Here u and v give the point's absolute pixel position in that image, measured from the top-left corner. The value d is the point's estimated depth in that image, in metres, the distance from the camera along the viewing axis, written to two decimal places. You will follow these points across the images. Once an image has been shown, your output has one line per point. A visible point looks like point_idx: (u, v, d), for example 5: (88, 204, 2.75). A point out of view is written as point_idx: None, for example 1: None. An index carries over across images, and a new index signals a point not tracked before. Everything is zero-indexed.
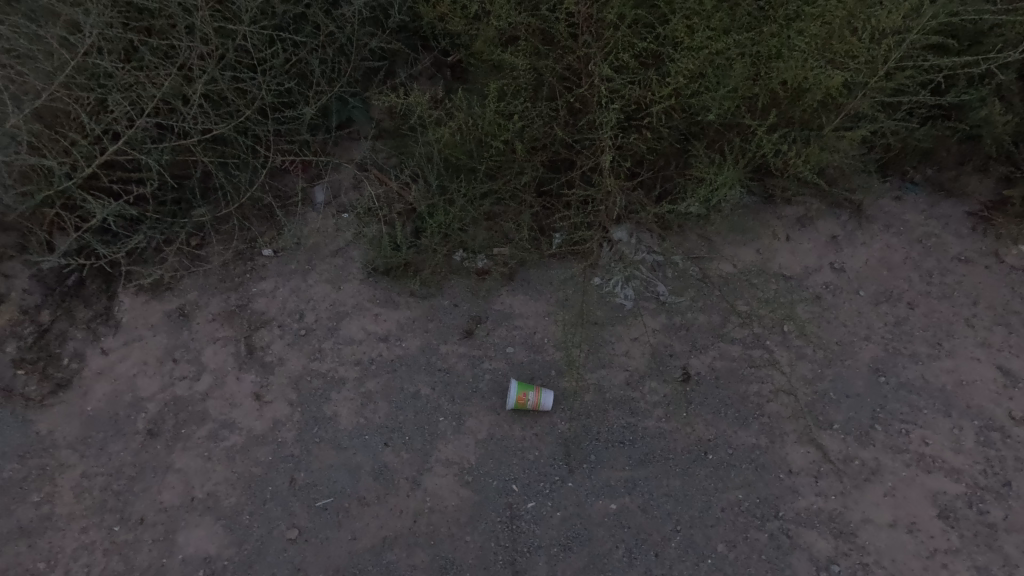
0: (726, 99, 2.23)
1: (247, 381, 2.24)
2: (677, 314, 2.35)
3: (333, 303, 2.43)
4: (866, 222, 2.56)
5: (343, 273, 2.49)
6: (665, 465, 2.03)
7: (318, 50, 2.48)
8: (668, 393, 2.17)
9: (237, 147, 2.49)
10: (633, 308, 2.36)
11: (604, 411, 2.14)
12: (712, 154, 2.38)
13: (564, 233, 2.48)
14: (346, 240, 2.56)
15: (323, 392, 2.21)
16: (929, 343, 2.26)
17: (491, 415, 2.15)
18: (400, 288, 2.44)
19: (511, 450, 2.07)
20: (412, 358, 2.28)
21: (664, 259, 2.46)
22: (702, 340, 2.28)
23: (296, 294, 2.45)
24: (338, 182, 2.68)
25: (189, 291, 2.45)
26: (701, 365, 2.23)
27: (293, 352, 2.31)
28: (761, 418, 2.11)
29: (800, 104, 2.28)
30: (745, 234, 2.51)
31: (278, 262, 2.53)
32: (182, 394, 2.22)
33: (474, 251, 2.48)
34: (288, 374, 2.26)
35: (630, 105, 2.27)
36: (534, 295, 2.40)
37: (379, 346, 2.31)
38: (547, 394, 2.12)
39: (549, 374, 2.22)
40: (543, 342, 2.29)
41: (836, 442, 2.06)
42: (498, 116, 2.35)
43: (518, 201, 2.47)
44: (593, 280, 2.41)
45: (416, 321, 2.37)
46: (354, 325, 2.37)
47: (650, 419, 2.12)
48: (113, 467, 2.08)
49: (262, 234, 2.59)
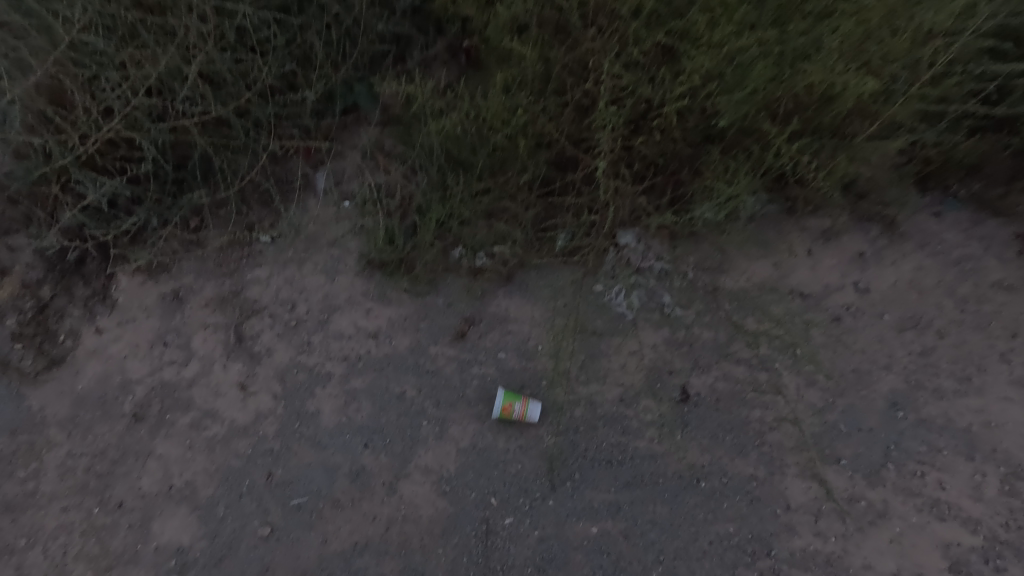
0: (745, 102, 2.05)
1: (233, 371, 2.22)
2: (681, 327, 2.22)
3: (326, 295, 2.38)
4: (898, 239, 2.36)
5: (339, 264, 2.44)
6: (652, 489, 1.93)
7: (322, 32, 2.40)
8: (662, 412, 2.05)
9: (237, 129, 2.44)
10: (634, 319, 2.24)
11: (594, 426, 2.04)
12: (727, 160, 2.20)
13: (567, 236, 2.34)
14: (344, 230, 2.50)
15: (307, 387, 2.17)
16: (957, 378, 2.08)
17: (476, 423, 2.07)
18: (394, 283, 2.37)
19: (492, 461, 1.99)
20: (400, 357, 2.22)
21: (672, 268, 2.31)
22: (705, 359, 2.15)
23: (290, 284, 2.41)
24: (341, 169, 2.60)
25: (184, 274, 2.42)
26: (702, 386, 2.10)
27: (281, 343, 2.28)
28: (761, 448, 1.98)
29: (830, 110, 2.07)
30: (762, 247, 2.35)
31: (274, 250, 2.48)
32: (170, 379, 2.21)
33: (474, 248, 2.37)
34: (275, 366, 2.23)
35: (639, 104, 2.11)
36: (530, 299, 2.29)
37: (368, 343, 2.26)
38: (534, 406, 2.04)
39: (539, 385, 2.13)
40: (536, 350, 2.19)
41: (840, 478, 1.92)
42: (501, 110, 2.22)
43: (519, 200, 2.34)
44: (594, 286, 2.29)
45: (408, 319, 2.30)
46: (345, 320, 2.31)
47: (641, 439, 2.01)
48: (97, 448, 2.08)
49: (261, 220, 2.53)
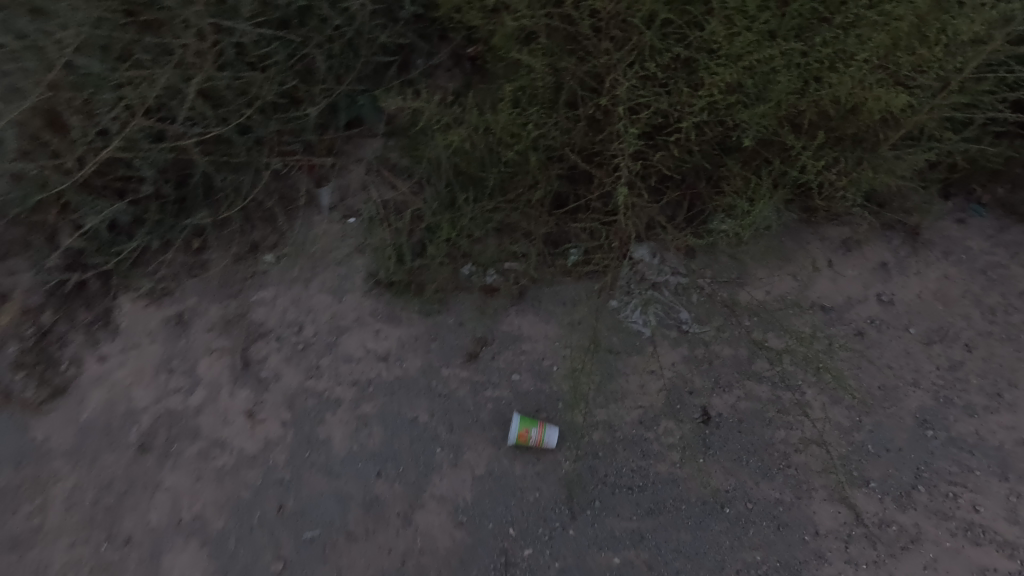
0: (769, 114, 1.97)
1: (241, 398, 2.17)
2: (699, 344, 2.15)
3: (333, 316, 2.32)
4: (922, 247, 2.29)
5: (346, 283, 2.38)
6: (676, 516, 1.87)
7: (323, 45, 2.33)
8: (683, 434, 1.99)
9: (239, 147, 2.37)
10: (652, 336, 2.17)
11: (613, 450, 1.98)
12: (746, 173, 2.13)
13: (581, 250, 2.29)
14: (351, 247, 2.43)
15: (317, 413, 2.12)
16: (987, 394, 2.02)
17: (491, 449, 2.01)
18: (403, 303, 2.31)
19: (509, 489, 1.94)
20: (412, 380, 2.16)
21: (689, 281, 2.24)
22: (725, 377, 2.09)
23: (297, 305, 2.35)
24: (345, 184, 2.54)
25: (188, 296, 2.36)
26: (723, 406, 2.04)
27: (289, 367, 2.22)
28: (787, 470, 1.92)
29: (854, 121, 2.00)
30: (782, 258, 2.28)
31: (279, 269, 2.42)
32: (176, 407, 2.16)
33: (484, 265, 2.31)
34: (283, 392, 2.18)
35: (655, 119, 2.03)
36: (544, 317, 2.24)
37: (378, 365, 2.20)
38: (551, 431, 1.98)
39: (555, 407, 2.07)
40: (551, 370, 2.13)
41: (869, 501, 1.86)
42: (512, 124, 2.16)
43: (530, 215, 2.28)
44: (610, 302, 2.23)
45: (419, 340, 2.24)
46: (353, 342, 2.26)
47: (662, 463, 1.95)
48: (104, 481, 2.03)
49: (264, 238, 2.47)
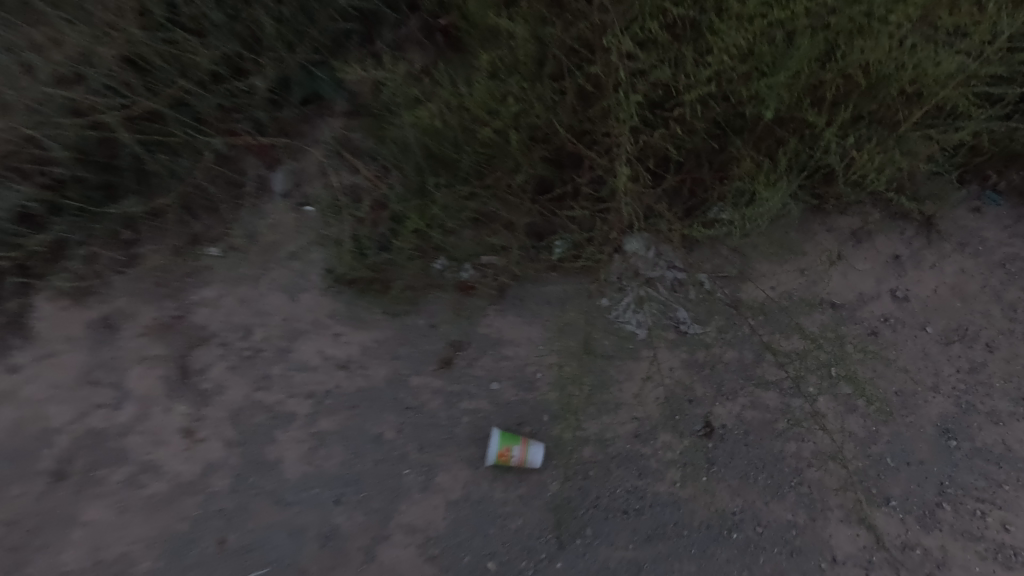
0: (786, 87, 1.75)
1: (176, 414, 1.88)
2: (698, 347, 1.95)
3: (287, 318, 2.05)
4: (937, 238, 2.10)
5: (302, 281, 2.11)
6: (675, 543, 1.65)
7: (272, 8, 2.04)
8: (684, 449, 1.78)
9: (178, 125, 2.07)
10: (648, 337, 1.97)
11: (605, 469, 1.76)
12: (754, 154, 1.91)
13: (567, 242, 2.08)
14: (309, 241, 2.17)
15: (267, 431, 1.86)
16: (1012, 399, 1.85)
17: (467, 469, 1.78)
18: (367, 303, 2.04)
19: (489, 516, 1.70)
20: (377, 392, 1.91)
21: (688, 276, 2.05)
22: (729, 384, 1.89)
23: (246, 306, 2.07)
24: (301, 169, 2.25)
25: (117, 297, 2.05)
26: (727, 416, 1.83)
27: (235, 377, 1.94)
28: (799, 488, 1.72)
29: (874, 96, 1.81)
30: (787, 251, 2.08)
31: (225, 265, 2.14)
32: (98, 426, 1.85)
33: (459, 259, 2.07)
34: (227, 407, 1.89)
35: (657, 91, 1.79)
36: (527, 318, 2.02)
37: (338, 374, 1.94)
38: (535, 448, 1.75)
39: (540, 420, 1.84)
40: (536, 377, 1.91)
41: (891, 522, 1.67)
42: (490, 98, 1.88)
43: (511, 204, 2.02)
44: (601, 301, 2.01)
45: (385, 345, 1.98)
46: (309, 348, 1.99)
47: (661, 483, 1.73)
48: (8, 516, 1.70)
49: (208, 230, 2.18)
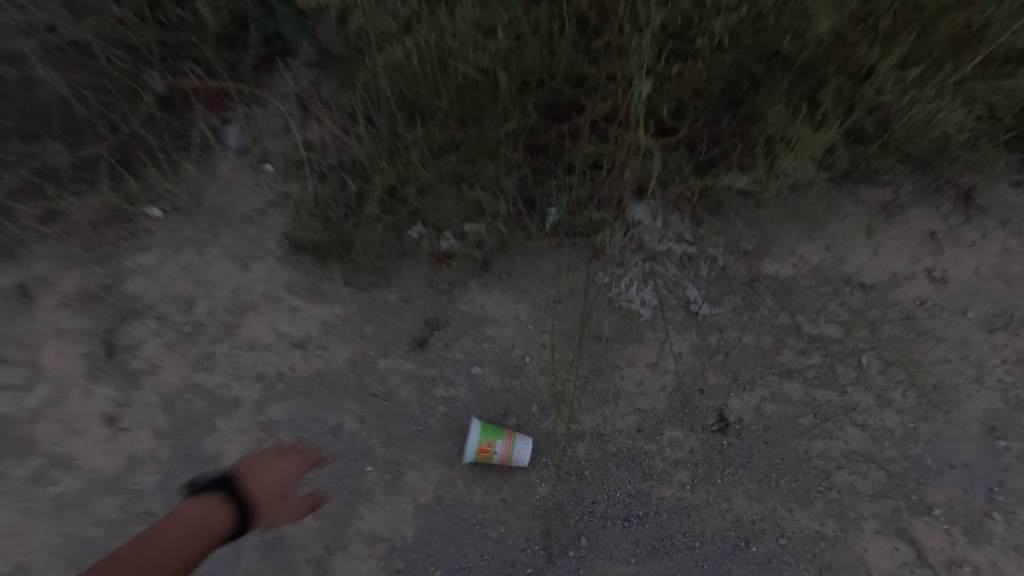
0: (834, 15, 1.46)
1: (98, 398, 1.60)
2: (710, 330, 1.69)
3: (236, 289, 1.76)
4: (977, 214, 1.81)
5: (257, 247, 1.82)
6: (684, 558, 1.42)
7: None
8: (694, 447, 1.53)
9: (115, 66, 1.77)
10: (652, 319, 1.70)
11: (603, 469, 1.52)
12: (787, 102, 1.64)
13: (562, 208, 1.79)
14: (264, 201, 1.88)
15: (206, 420, 1.58)
16: None
17: (443, 467, 1.53)
18: (329, 274, 1.76)
19: (464, 524, 1.48)
20: (338, 376, 1.63)
21: (698, 251, 1.79)
22: (746, 373, 1.63)
23: (188, 275, 1.78)
24: (260, 120, 1.93)
25: (36, 261, 1.76)
26: (744, 409, 1.58)
27: (171, 357, 1.65)
28: (827, 494, 1.48)
29: (938, 30, 1.51)
30: (811, 224, 1.81)
31: (166, 228, 1.84)
32: (4, 411, 1.59)
33: (437, 226, 1.79)
34: (159, 390, 1.61)
35: (679, 18, 1.49)
36: (515, 293, 1.75)
37: (293, 355, 1.66)
38: (522, 442, 1.49)
39: (527, 412, 1.59)
40: (523, 363, 1.65)
41: (933, 535, 1.44)
42: (474, 29, 1.56)
43: (500, 159, 1.74)
44: (599, 276, 1.75)
45: (349, 323, 1.71)
46: (261, 324, 1.71)
47: (668, 485, 1.50)
48: None
49: (147, 187, 1.87)
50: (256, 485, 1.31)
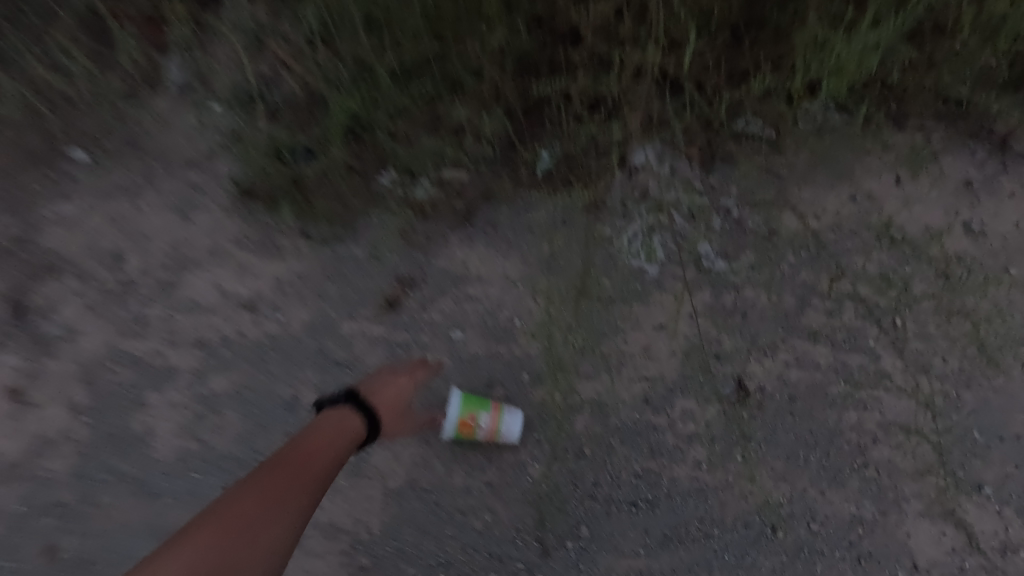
0: None
1: (3, 368, 1.35)
2: (725, 288, 1.47)
3: (174, 244, 1.49)
4: (1015, 160, 1.60)
5: (199, 195, 1.55)
6: (703, 548, 1.25)
7: None
8: (711, 420, 1.33)
9: None
10: (660, 277, 1.48)
11: (606, 447, 1.30)
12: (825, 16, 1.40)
13: (556, 150, 1.54)
14: (208, 142, 1.60)
15: (134, 393, 1.34)
16: None
17: (420, 447, 1.29)
18: (285, 225, 1.51)
19: (444, 512, 1.26)
20: (295, 342, 1.39)
21: (705, 203, 1.54)
22: (767, 337, 1.41)
23: (116, 227, 1.51)
24: (206, 58, 1.58)
25: None
26: (767, 377, 1.37)
27: (94, 320, 1.40)
28: (862, 472, 1.29)
29: None
30: (833, 171, 1.58)
31: (91, 172, 1.56)
32: None
33: (412, 170, 1.52)
34: (79, 359, 1.36)
35: None
36: (500, 248, 1.50)
37: (240, 318, 1.41)
38: (512, 415, 1.27)
39: (517, 381, 1.37)
40: (512, 326, 1.42)
41: (985, 517, 1.27)
42: None
43: (484, 87, 1.47)
44: (598, 229, 1.51)
45: (308, 281, 1.46)
46: (202, 282, 1.45)
47: (682, 464, 1.29)
48: None
49: (69, 125, 1.58)
50: (380, 401, 1.15)
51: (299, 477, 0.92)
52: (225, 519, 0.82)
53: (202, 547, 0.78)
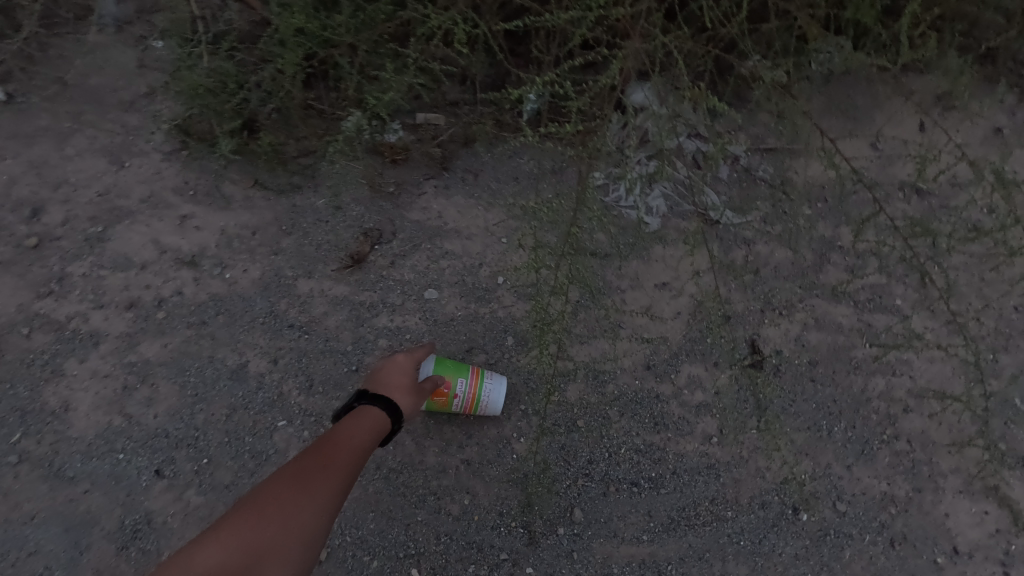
0: None
1: None
2: (735, 242, 1.30)
3: (102, 192, 1.29)
4: None
5: (134, 139, 1.35)
6: (715, 534, 1.07)
7: None
8: (720, 388, 1.16)
9: None
10: (662, 230, 1.31)
11: (602, 418, 1.14)
12: None
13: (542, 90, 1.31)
14: (145, 80, 1.40)
15: (53, 362, 1.15)
16: None
17: None
18: (233, 172, 1.32)
19: (415, 495, 1.09)
20: (244, 303, 1.21)
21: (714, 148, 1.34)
22: (783, 296, 1.25)
23: (36, 173, 1.30)
24: None
25: None
26: (782, 339, 1.22)
27: (7, 279, 1.21)
28: (891, 444, 1.13)
29: None
30: (854, 117, 1.38)
31: (9, 112, 1.35)
32: None
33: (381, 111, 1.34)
34: None
35: None
36: (480, 199, 1.32)
37: (180, 275, 1.22)
38: (495, 382, 1.10)
39: (500, 346, 1.19)
40: (495, 284, 1.24)
41: None
42: None
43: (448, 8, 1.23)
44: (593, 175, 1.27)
45: (259, 235, 1.27)
46: (135, 236, 1.26)
47: (689, 438, 1.13)
48: None
49: None
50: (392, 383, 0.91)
51: (328, 460, 0.74)
52: (249, 511, 0.67)
53: (221, 556, 0.63)
